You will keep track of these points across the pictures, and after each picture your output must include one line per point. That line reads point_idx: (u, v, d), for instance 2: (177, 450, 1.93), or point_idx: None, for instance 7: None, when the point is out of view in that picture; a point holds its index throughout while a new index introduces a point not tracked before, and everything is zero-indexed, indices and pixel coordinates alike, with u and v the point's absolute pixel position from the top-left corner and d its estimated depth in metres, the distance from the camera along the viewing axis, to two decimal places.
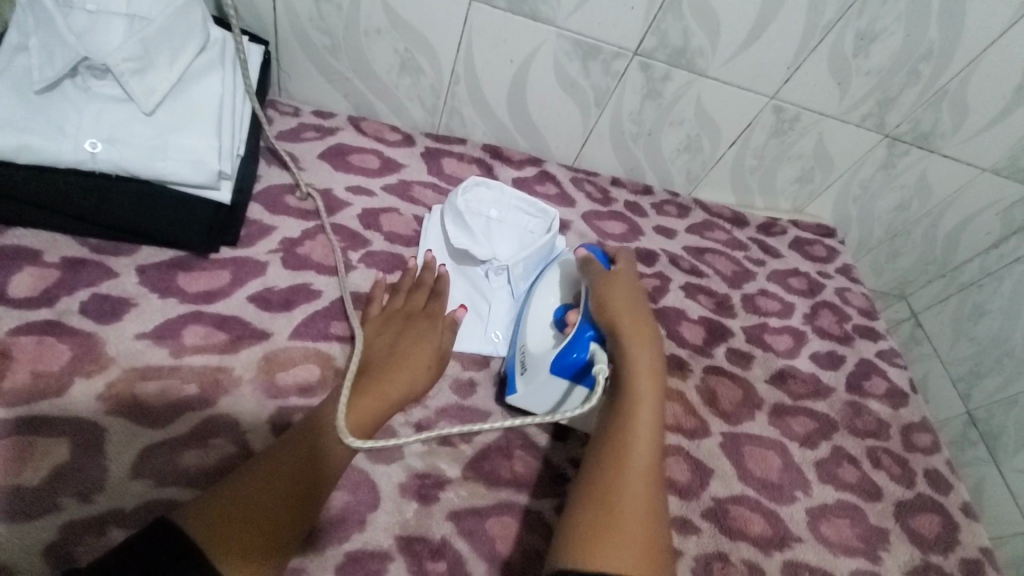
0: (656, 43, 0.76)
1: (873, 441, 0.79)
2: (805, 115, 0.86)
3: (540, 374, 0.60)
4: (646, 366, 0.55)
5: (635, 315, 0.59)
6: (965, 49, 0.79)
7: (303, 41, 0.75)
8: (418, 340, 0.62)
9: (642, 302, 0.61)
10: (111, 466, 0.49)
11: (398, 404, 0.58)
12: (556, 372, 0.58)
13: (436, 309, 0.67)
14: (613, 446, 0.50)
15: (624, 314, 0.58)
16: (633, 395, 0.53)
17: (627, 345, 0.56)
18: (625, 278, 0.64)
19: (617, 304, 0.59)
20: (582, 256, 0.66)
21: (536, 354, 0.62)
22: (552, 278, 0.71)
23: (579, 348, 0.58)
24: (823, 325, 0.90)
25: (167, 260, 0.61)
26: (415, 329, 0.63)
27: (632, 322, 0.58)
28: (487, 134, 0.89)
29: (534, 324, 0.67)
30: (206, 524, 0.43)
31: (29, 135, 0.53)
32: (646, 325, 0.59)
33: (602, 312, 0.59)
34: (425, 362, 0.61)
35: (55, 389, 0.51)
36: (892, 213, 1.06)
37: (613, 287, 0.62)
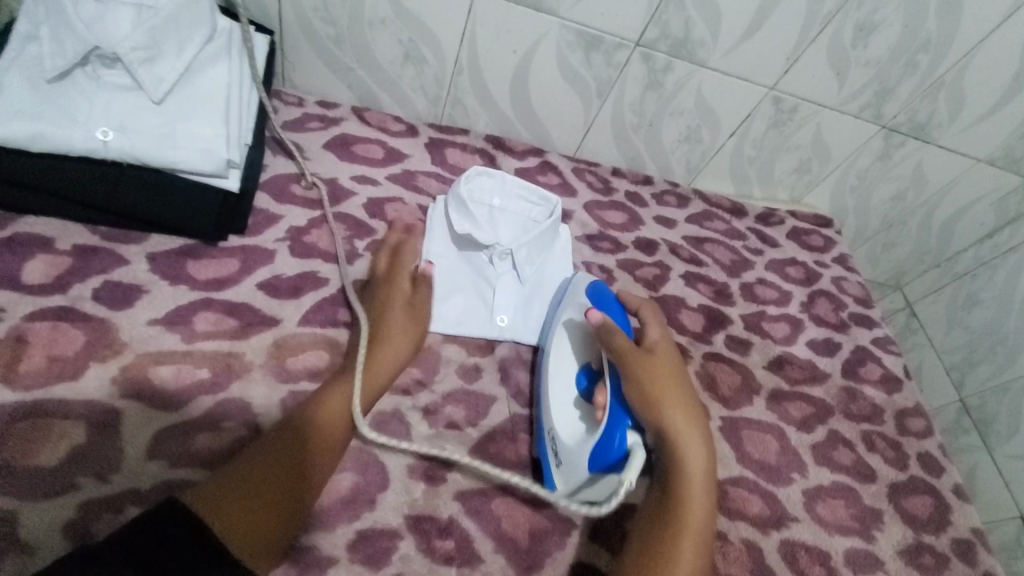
0: (658, 34, 0.77)
1: (868, 425, 0.81)
2: (804, 106, 0.88)
3: (579, 471, 0.56)
4: (699, 464, 0.56)
5: (684, 401, 0.59)
6: (962, 40, 0.80)
7: (307, 30, 0.76)
8: (402, 322, 0.63)
9: (686, 386, 0.61)
10: (126, 447, 0.50)
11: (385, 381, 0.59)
12: (594, 469, 0.55)
13: (420, 290, 0.67)
14: (660, 556, 0.50)
15: (673, 414, 0.57)
16: (684, 510, 0.53)
17: (679, 437, 0.56)
18: (669, 366, 0.62)
19: (664, 388, 0.59)
20: (598, 321, 0.62)
21: (571, 445, 0.58)
22: (565, 338, 0.68)
23: (615, 447, 0.55)
24: (820, 313, 0.92)
25: (177, 248, 0.62)
26: (398, 308, 0.64)
27: (682, 411, 0.58)
28: (489, 125, 0.90)
29: (557, 396, 0.63)
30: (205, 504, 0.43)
31: (42, 123, 0.53)
32: (696, 417, 0.59)
33: (645, 402, 0.57)
34: (406, 342, 0.62)
35: (70, 372, 0.52)
36: (888, 204, 1.07)
37: (654, 373, 0.60)
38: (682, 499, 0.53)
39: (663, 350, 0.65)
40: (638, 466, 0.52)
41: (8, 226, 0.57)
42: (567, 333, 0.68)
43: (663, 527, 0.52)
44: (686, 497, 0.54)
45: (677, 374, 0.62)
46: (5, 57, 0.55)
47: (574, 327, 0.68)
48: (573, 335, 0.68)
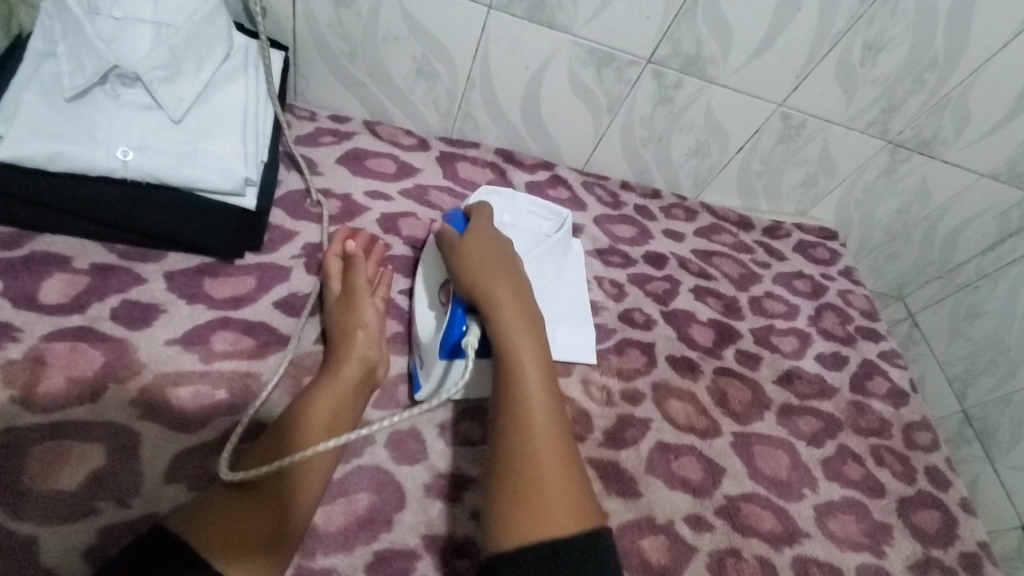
0: (669, 51, 0.77)
1: (877, 439, 0.82)
2: (812, 122, 0.88)
3: (433, 364, 0.60)
4: (517, 320, 0.54)
5: (495, 268, 0.59)
6: (968, 59, 0.81)
7: (321, 46, 0.76)
8: (365, 324, 0.61)
9: (499, 253, 0.61)
10: (145, 471, 0.50)
11: (370, 380, 0.59)
12: (444, 356, 0.59)
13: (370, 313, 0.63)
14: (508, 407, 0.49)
15: (482, 280, 0.57)
16: (511, 355, 0.52)
17: (492, 301, 0.55)
18: (481, 241, 0.62)
19: (477, 265, 0.59)
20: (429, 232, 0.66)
21: (428, 346, 0.61)
22: (427, 256, 0.70)
23: (454, 331, 0.58)
24: (827, 326, 0.92)
25: (194, 266, 0.62)
26: (358, 306, 0.62)
27: (491, 274, 0.58)
28: (500, 139, 0.90)
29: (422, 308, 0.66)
30: (194, 530, 0.45)
31: (64, 144, 0.53)
32: (510, 277, 0.59)
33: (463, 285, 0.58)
34: (368, 336, 0.60)
35: (89, 394, 0.52)
36: (892, 217, 1.08)
37: (466, 257, 0.60)
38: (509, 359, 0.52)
39: (477, 230, 0.64)
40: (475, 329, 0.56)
41: (25, 244, 0.57)
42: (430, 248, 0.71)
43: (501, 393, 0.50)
44: (512, 355, 0.52)
45: (491, 246, 0.62)
46: (25, 76, 0.55)
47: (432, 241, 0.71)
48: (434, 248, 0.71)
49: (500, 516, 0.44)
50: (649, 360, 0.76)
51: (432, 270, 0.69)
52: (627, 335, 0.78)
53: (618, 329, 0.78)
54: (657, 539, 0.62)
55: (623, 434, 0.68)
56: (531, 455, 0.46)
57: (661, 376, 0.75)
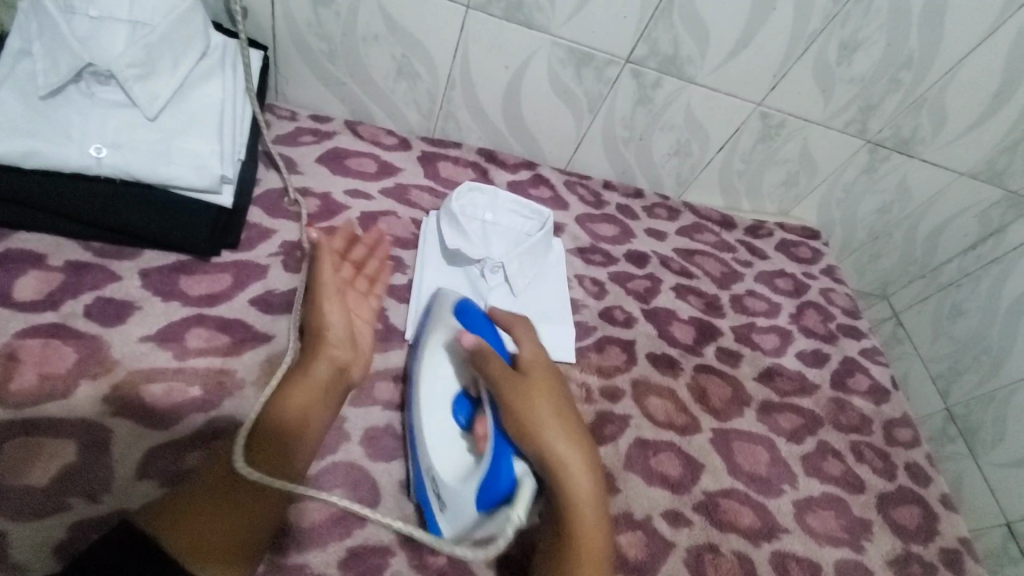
0: (647, 51, 0.78)
1: (857, 435, 0.82)
2: (791, 121, 0.89)
3: (464, 510, 0.52)
4: (588, 490, 0.53)
5: (564, 422, 0.56)
6: (942, 58, 0.82)
7: (300, 46, 0.76)
8: (332, 337, 0.60)
9: (563, 402, 0.58)
10: (117, 466, 0.50)
11: (343, 384, 0.59)
12: (482, 508, 0.51)
13: (336, 322, 0.62)
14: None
15: (549, 433, 0.54)
16: (576, 523, 0.51)
17: (563, 469, 0.53)
18: (540, 377, 0.59)
19: (540, 410, 0.55)
20: (473, 347, 0.59)
21: (456, 486, 0.53)
22: (441, 362, 0.62)
23: (501, 479, 0.51)
24: (808, 324, 0.93)
25: (170, 264, 0.62)
26: (324, 306, 0.62)
27: (561, 433, 0.55)
28: (482, 139, 0.90)
29: (434, 433, 0.58)
30: (165, 522, 0.45)
31: (37, 140, 0.54)
32: (573, 426, 0.57)
33: (524, 433, 0.53)
34: (337, 338, 0.61)
35: (61, 391, 0.51)
36: (874, 216, 1.09)
37: (527, 397, 0.56)
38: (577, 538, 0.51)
39: (538, 364, 0.61)
40: (528, 489, 0.50)
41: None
42: (444, 352, 0.63)
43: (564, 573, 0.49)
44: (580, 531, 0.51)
45: (550, 382, 0.59)
46: None
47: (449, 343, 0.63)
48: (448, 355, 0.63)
49: None
50: (629, 358, 0.76)
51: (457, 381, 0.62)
52: (608, 333, 0.78)
53: (598, 327, 0.78)
54: (634, 535, 0.62)
55: (602, 431, 0.68)
56: None
57: (641, 374, 0.75)
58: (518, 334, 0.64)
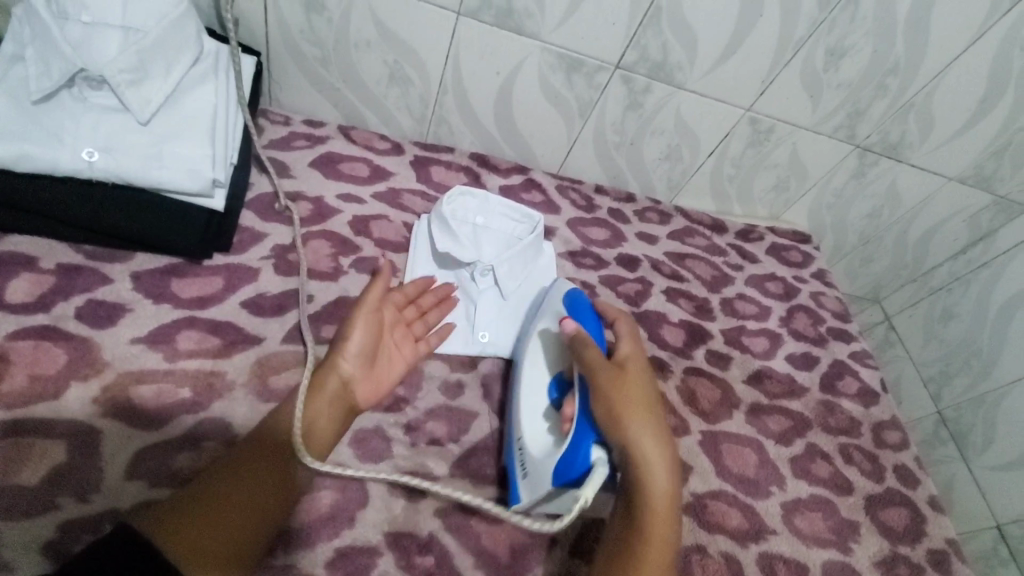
0: (637, 57, 0.79)
1: (846, 438, 0.83)
2: (780, 126, 0.90)
3: (543, 482, 0.56)
4: (663, 489, 0.55)
5: (649, 420, 0.57)
6: (929, 65, 0.83)
7: (293, 52, 0.77)
8: (362, 344, 0.61)
9: (653, 402, 0.59)
10: (107, 467, 0.50)
11: (348, 408, 0.59)
12: (556, 483, 0.55)
13: (371, 316, 0.62)
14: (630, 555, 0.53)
15: (635, 427, 0.56)
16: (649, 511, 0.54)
17: (643, 462, 0.55)
18: (633, 373, 0.61)
19: (629, 403, 0.57)
20: (571, 331, 0.62)
21: (538, 457, 0.58)
22: (541, 348, 0.68)
23: (580, 458, 0.55)
24: (798, 327, 0.93)
25: (161, 267, 0.62)
26: (357, 321, 0.61)
27: (647, 429, 0.56)
28: (474, 143, 0.91)
29: (528, 408, 0.63)
30: (162, 523, 0.45)
31: (29, 144, 0.54)
32: (660, 425, 0.58)
33: (612, 422, 0.56)
34: (353, 358, 0.60)
35: (51, 392, 0.52)
36: (865, 220, 1.10)
37: (619, 388, 0.58)
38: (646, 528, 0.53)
39: (633, 361, 0.63)
40: (598, 478, 0.52)
41: None
42: (543, 339, 0.68)
43: (625, 555, 0.53)
44: (648, 524, 0.54)
45: (641, 379, 0.61)
46: None
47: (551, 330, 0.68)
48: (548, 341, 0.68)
49: None
50: None
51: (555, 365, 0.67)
52: None
53: None
54: None
55: None
56: None
57: None
58: (620, 328, 0.66)
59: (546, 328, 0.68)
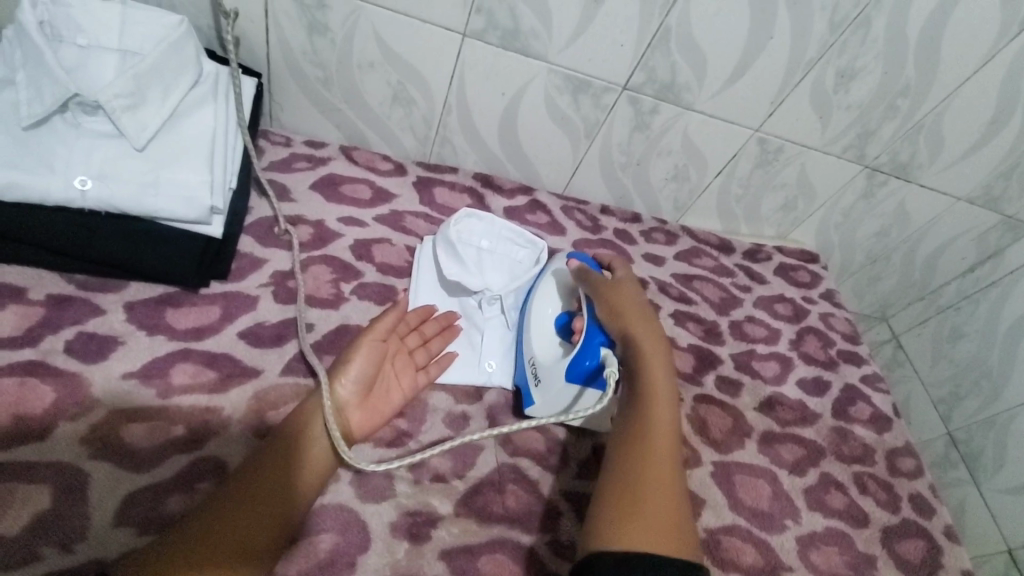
0: (645, 78, 0.78)
1: (859, 466, 0.81)
2: (789, 147, 0.89)
3: (558, 383, 0.63)
4: (662, 362, 0.58)
5: (646, 321, 0.63)
6: (939, 86, 0.82)
7: (295, 72, 0.75)
8: (367, 367, 0.61)
9: (648, 307, 0.64)
10: (94, 513, 0.48)
11: (346, 438, 0.57)
12: (573, 380, 0.62)
13: (378, 342, 0.63)
14: (638, 416, 0.54)
15: (632, 318, 0.62)
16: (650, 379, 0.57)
17: (640, 342, 0.59)
18: (627, 284, 0.67)
19: (625, 303, 0.64)
20: (575, 266, 0.70)
21: (549, 366, 0.65)
22: (552, 285, 0.74)
23: (589, 355, 0.61)
24: (808, 351, 0.91)
25: (156, 296, 0.60)
26: (357, 344, 0.62)
27: (641, 320, 0.62)
28: (478, 163, 0.89)
29: (539, 332, 0.70)
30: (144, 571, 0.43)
31: (18, 173, 0.52)
32: (653, 322, 0.63)
33: (612, 318, 0.62)
34: (351, 383, 0.59)
35: (38, 432, 0.49)
36: (873, 239, 1.09)
37: (615, 293, 0.65)
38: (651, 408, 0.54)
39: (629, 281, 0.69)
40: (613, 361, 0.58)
41: None
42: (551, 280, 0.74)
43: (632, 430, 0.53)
44: (653, 404, 0.54)
45: (636, 290, 0.67)
46: None
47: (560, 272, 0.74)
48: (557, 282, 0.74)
49: (611, 509, 0.47)
50: None
51: (561, 296, 0.73)
52: None
53: None
54: None
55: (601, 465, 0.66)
56: (649, 454, 0.51)
57: None
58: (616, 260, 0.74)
59: (556, 266, 0.74)
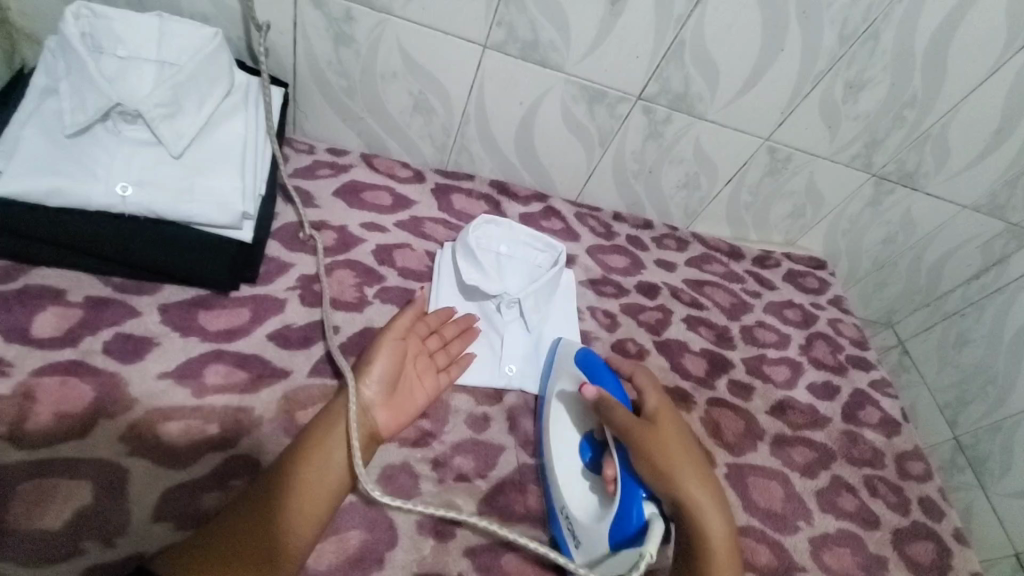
0: (659, 89, 0.80)
1: (870, 469, 0.82)
2: (798, 156, 0.91)
3: (598, 546, 0.55)
4: (719, 529, 0.56)
5: (692, 467, 0.59)
6: (945, 97, 0.84)
7: (321, 83, 0.78)
8: (387, 375, 0.61)
9: (692, 451, 0.60)
10: (133, 510, 0.49)
11: (372, 437, 0.58)
12: (614, 543, 0.54)
13: (401, 344, 0.64)
14: None
15: (682, 479, 0.57)
16: (708, 551, 0.55)
17: (693, 506, 0.56)
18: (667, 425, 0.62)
19: (671, 455, 0.58)
20: (594, 395, 0.61)
21: (586, 524, 0.57)
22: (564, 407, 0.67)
23: (631, 516, 0.54)
24: (818, 355, 0.93)
25: (189, 299, 0.62)
26: (382, 345, 0.63)
27: (690, 477, 0.58)
28: (494, 170, 0.91)
29: (564, 469, 0.62)
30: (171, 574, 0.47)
31: (62, 178, 0.54)
32: (701, 472, 0.59)
33: (658, 478, 0.56)
34: (376, 383, 0.60)
35: (79, 429, 0.51)
36: (879, 246, 1.10)
37: (657, 442, 0.59)
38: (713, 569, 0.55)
39: (663, 411, 0.64)
40: (657, 532, 0.52)
41: (20, 277, 0.57)
42: (565, 399, 0.67)
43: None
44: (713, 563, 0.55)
45: (676, 430, 0.62)
46: (27, 113, 0.57)
47: (571, 387, 0.67)
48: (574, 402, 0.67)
49: None
50: None
51: (577, 420, 0.67)
52: None
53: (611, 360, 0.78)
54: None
55: None
56: None
57: None
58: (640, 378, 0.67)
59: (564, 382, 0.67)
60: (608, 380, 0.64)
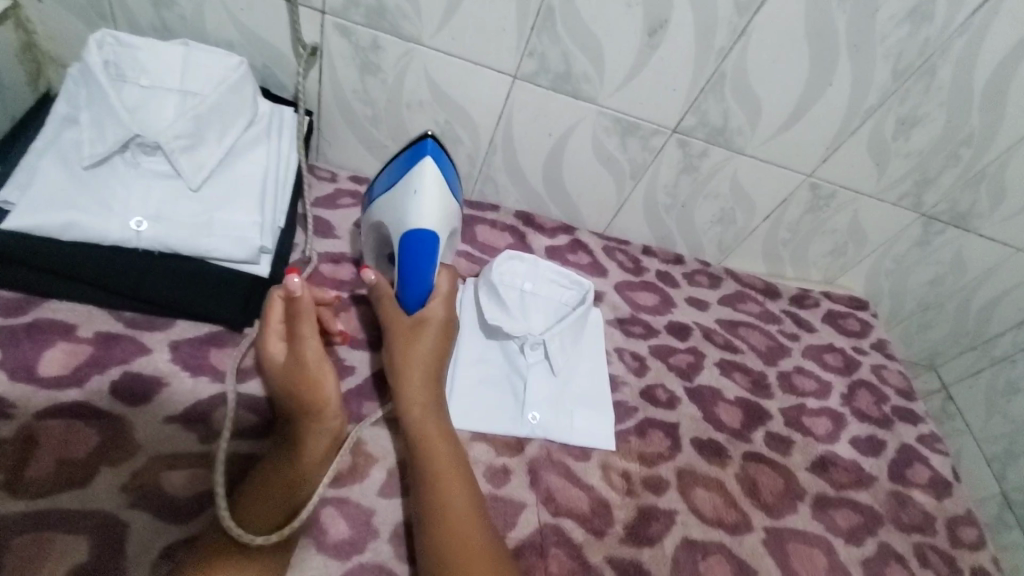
0: (696, 122, 0.76)
1: (920, 536, 0.75)
2: (841, 193, 0.86)
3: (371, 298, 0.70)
4: (437, 429, 0.57)
5: (430, 368, 0.60)
6: (1004, 135, 0.78)
7: (345, 111, 0.76)
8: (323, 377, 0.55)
9: (440, 358, 0.61)
10: (130, 568, 0.46)
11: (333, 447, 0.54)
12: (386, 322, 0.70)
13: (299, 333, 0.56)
14: (431, 486, 0.53)
15: (412, 375, 0.59)
16: (427, 445, 0.55)
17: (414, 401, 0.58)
18: (433, 324, 0.62)
19: (414, 353, 0.60)
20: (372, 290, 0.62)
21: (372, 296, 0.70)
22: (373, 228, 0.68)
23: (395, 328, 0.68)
24: (861, 406, 0.87)
25: (201, 336, 0.59)
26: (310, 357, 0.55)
27: (420, 373, 0.59)
28: (520, 202, 0.88)
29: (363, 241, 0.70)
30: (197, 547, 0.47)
31: (78, 213, 0.53)
32: (435, 378, 0.60)
33: (396, 373, 0.59)
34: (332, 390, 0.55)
35: (80, 478, 0.48)
36: (925, 287, 1.04)
37: (404, 339, 0.61)
38: (439, 478, 0.53)
39: (435, 320, 0.62)
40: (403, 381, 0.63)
41: (30, 311, 0.55)
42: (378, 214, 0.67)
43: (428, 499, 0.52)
44: (441, 472, 0.54)
45: (439, 334, 0.62)
46: (47, 144, 0.56)
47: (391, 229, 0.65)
48: (381, 224, 0.66)
49: None
50: (674, 444, 0.71)
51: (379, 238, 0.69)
52: (650, 415, 0.73)
53: (640, 408, 0.73)
54: None
55: (647, 528, 0.62)
56: (445, 532, 0.50)
57: (686, 462, 0.69)
58: (439, 283, 0.65)
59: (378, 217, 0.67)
60: (409, 254, 0.63)
